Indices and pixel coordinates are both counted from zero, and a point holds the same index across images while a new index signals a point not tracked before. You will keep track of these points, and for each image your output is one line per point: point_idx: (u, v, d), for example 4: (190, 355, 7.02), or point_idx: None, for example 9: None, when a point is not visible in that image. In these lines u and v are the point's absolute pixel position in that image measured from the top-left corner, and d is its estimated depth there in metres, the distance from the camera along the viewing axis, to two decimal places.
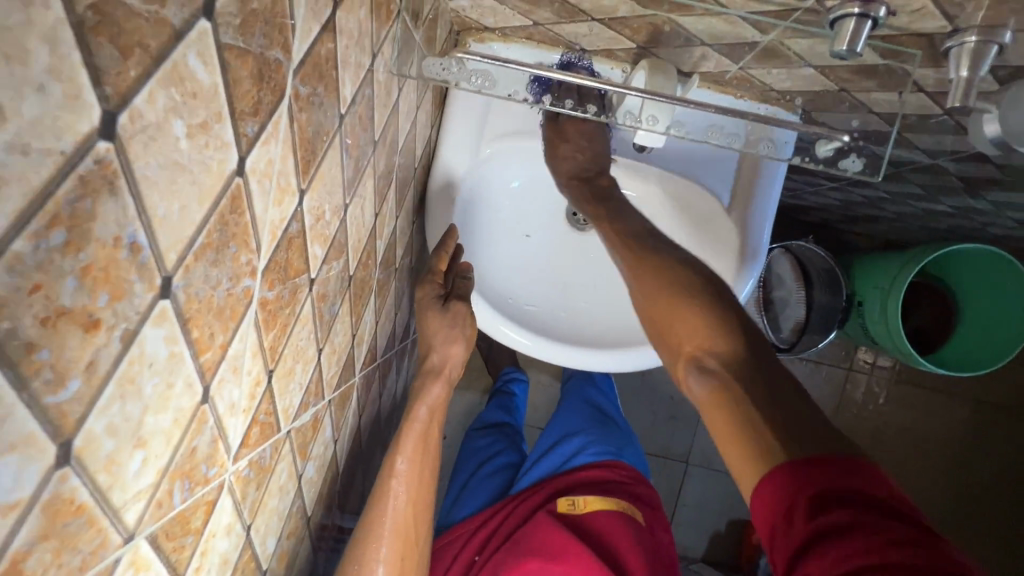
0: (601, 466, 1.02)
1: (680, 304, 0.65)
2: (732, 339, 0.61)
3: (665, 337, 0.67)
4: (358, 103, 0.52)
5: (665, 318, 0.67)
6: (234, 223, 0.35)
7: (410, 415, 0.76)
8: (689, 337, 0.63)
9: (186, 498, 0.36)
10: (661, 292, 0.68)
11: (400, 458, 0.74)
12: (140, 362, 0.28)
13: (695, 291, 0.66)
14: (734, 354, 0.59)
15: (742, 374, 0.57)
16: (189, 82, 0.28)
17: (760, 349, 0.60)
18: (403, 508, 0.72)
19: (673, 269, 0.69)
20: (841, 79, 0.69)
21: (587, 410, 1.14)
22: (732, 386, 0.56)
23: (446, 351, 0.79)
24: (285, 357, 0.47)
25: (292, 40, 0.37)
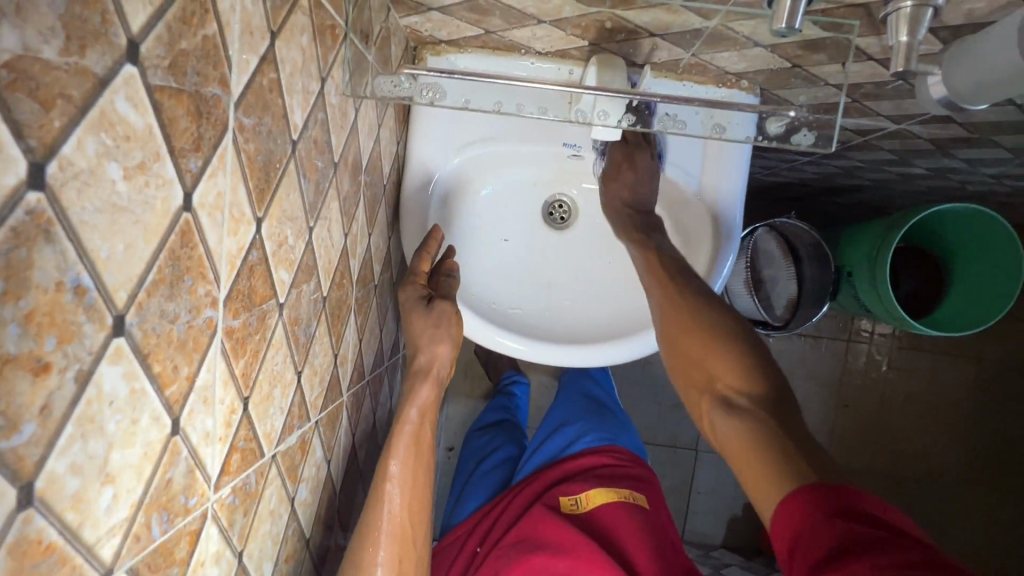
0: (600, 455, 1.02)
1: (714, 346, 0.70)
2: (761, 379, 0.66)
3: (695, 374, 0.72)
4: (311, 128, 0.53)
5: (697, 355, 0.72)
6: (187, 257, 0.36)
7: (403, 416, 0.76)
8: (722, 374, 0.69)
9: (165, 530, 0.36)
10: (695, 334, 0.73)
11: (394, 460, 0.74)
12: (99, 402, 0.29)
13: (729, 336, 0.71)
14: (762, 396, 0.65)
15: (770, 416, 0.62)
16: (120, 126, 0.29)
17: (785, 391, 0.66)
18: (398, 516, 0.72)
19: (712, 314, 0.74)
20: (792, 56, 0.71)
21: (582, 402, 1.16)
22: (762, 425, 0.61)
23: (434, 350, 0.79)
24: (260, 383, 0.47)
25: (229, 74, 0.38)
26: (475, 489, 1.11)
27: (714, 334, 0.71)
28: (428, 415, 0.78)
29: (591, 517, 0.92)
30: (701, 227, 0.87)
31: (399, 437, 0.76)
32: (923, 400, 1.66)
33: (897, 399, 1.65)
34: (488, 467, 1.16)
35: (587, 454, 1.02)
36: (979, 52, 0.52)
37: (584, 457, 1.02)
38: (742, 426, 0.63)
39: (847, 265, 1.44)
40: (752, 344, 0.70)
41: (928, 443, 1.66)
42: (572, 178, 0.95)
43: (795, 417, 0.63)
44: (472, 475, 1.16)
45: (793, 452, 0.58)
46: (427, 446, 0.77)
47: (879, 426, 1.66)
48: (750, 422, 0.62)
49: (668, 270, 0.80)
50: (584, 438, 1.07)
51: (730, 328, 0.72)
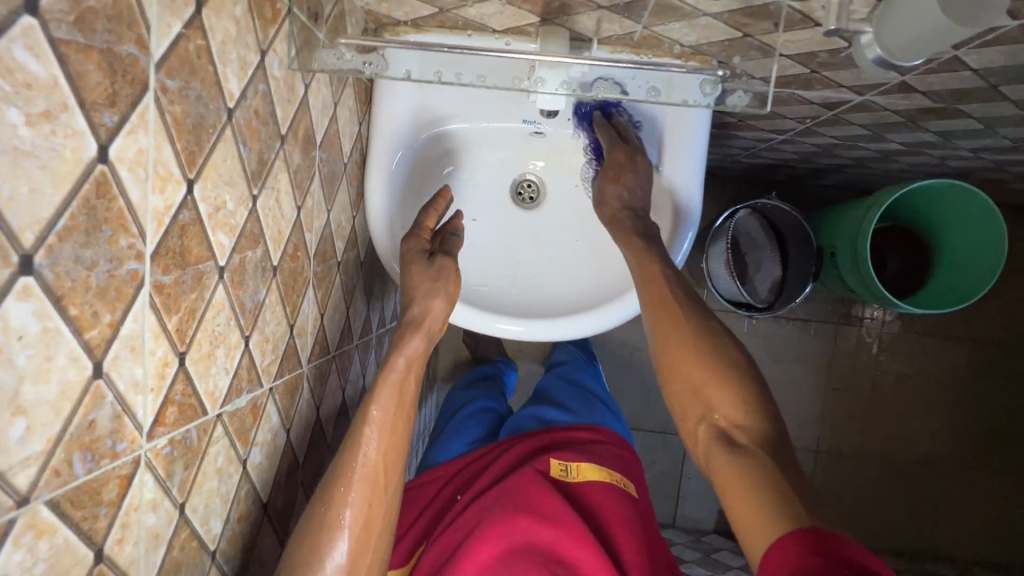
0: (593, 434, 1.02)
1: (716, 378, 0.67)
2: (760, 417, 0.65)
3: (693, 401, 0.69)
4: (251, 98, 0.54)
5: (697, 385, 0.69)
6: (104, 208, 0.37)
7: (388, 365, 0.74)
8: (723, 406, 0.66)
9: (90, 469, 0.38)
10: (699, 360, 0.69)
11: (376, 405, 0.72)
12: (6, 334, 0.31)
13: (734, 367, 0.68)
14: (762, 439, 0.63)
15: (771, 462, 0.60)
16: (19, 73, 0.31)
17: (787, 440, 0.64)
18: (375, 455, 0.70)
19: (718, 343, 0.70)
20: (741, 25, 0.71)
21: (573, 389, 1.18)
22: (760, 470, 0.59)
23: (427, 304, 0.80)
24: (199, 342, 0.49)
25: (148, 36, 0.40)
26: (461, 438, 1.12)
27: (720, 365, 0.68)
28: (415, 367, 0.76)
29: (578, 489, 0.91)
30: (664, 200, 0.91)
31: (382, 384, 0.73)
32: (915, 382, 1.64)
33: (888, 382, 1.65)
34: (476, 421, 1.16)
35: (581, 430, 1.03)
36: (903, 11, 0.52)
37: (578, 431, 1.02)
38: (744, 466, 0.60)
39: (829, 245, 1.43)
40: (757, 382, 0.67)
41: (922, 424, 1.65)
42: (537, 156, 0.95)
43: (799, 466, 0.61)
44: (458, 425, 1.16)
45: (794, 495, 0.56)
46: (411, 393, 0.75)
47: (869, 409, 1.66)
48: (752, 464, 0.60)
49: (676, 296, 0.76)
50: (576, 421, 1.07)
51: (737, 360, 0.69)
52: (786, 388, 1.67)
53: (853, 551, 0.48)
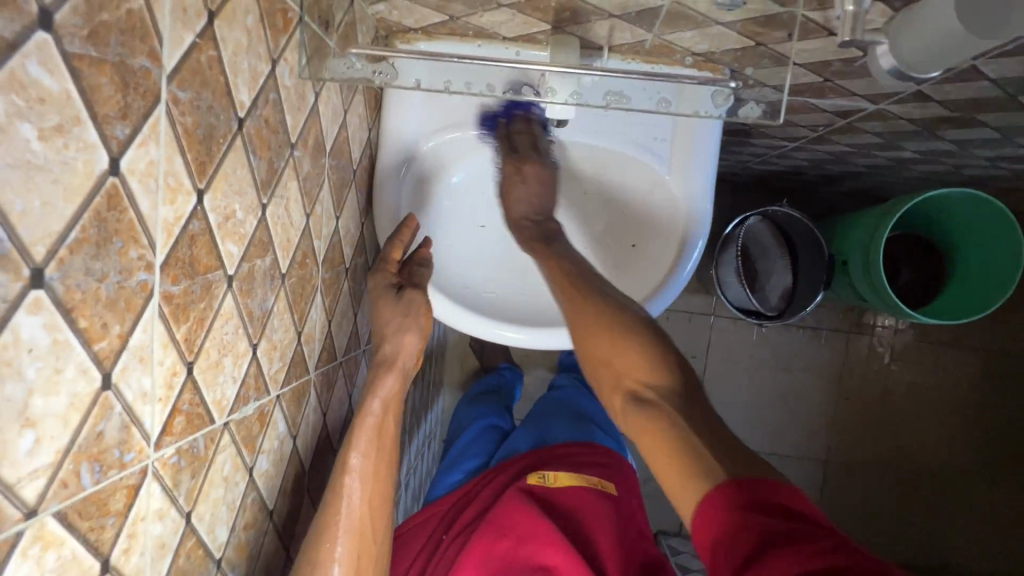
0: (579, 445, 1.03)
1: (622, 347, 0.72)
2: (664, 373, 0.69)
3: (608, 372, 0.74)
4: (262, 107, 0.55)
5: (608, 358, 0.73)
6: (115, 220, 0.37)
7: (365, 408, 0.77)
8: (632, 371, 0.71)
9: (98, 480, 0.38)
10: (602, 331, 0.74)
11: (355, 454, 0.75)
12: (16, 348, 0.31)
13: (634, 333, 0.73)
14: (669, 392, 0.67)
15: (677, 411, 0.65)
16: (33, 88, 0.31)
17: (693, 388, 0.68)
18: (359, 505, 0.73)
19: (614, 311, 0.75)
20: (754, 33, 0.70)
21: (570, 404, 1.17)
22: (669, 424, 0.64)
23: (398, 341, 0.81)
24: (207, 351, 0.49)
25: (160, 49, 0.40)
26: (459, 464, 1.13)
27: (620, 334, 0.73)
28: (392, 407, 0.79)
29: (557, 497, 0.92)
30: (672, 210, 0.87)
31: (360, 429, 0.77)
32: (927, 392, 1.62)
33: (900, 392, 1.62)
34: (472, 441, 1.18)
35: (566, 444, 1.03)
36: (921, 18, 0.51)
37: (562, 445, 1.03)
38: (652, 420, 0.65)
39: (843, 253, 1.41)
40: (652, 339, 0.72)
41: (933, 434, 1.62)
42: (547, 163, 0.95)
43: (704, 409, 0.66)
44: (455, 447, 1.18)
45: (699, 443, 0.60)
46: (389, 435, 0.78)
47: (880, 419, 1.64)
48: (659, 420, 0.64)
49: (582, 277, 0.80)
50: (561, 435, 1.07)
51: (641, 324, 0.74)
52: (793, 396, 1.65)
53: (765, 494, 0.53)
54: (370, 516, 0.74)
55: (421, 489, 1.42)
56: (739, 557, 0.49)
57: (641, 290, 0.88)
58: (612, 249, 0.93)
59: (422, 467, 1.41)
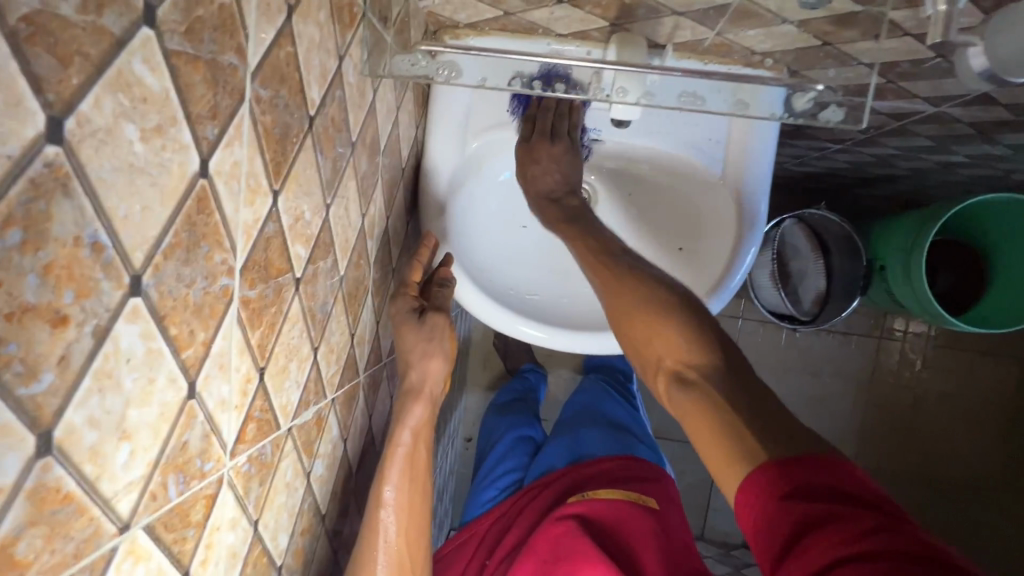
0: (615, 463, 1.00)
1: (656, 323, 0.67)
2: (707, 351, 0.63)
3: (645, 353, 0.69)
4: (329, 105, 0.53)
5: (643, 337, 0.68)
6: (203, 223, 0.36)
7: (395, 441, 0.76)
8: (669, 352, 0.65)
9: (182, 491, 0.37)
10: (635, 308, 0.70)
11: (389, 486, 0.74)
12: (116, 358, 0.30)
13: (669, 308, 0.67)
14: (710, 369, 0.61)
15: (724, 389, 0.58)
16: (137, 87, 0.29)
17: (741, 366, 0.62)
18: (394, 542, 0.73)
19: (650, 286, 0.71)
20: (823, 33, 0.68)
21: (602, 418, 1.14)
22: (716, 401, 0.57)
23: (425, 368, 0.80)
24: (277, 355, 0.48)
25: (246, 45, 0.38)
26: (493, 481, 1.12)
27: (654, 308, 0.68)
28: (421, 435, 0.79)
29: (597, 515, 0.89)
30: (724, 215, 0.84)
31: (392, 461, 0.76)
32: (958, 401, 1.58)
33: (930, 400, 1.58)
34: (503, 455, 1.16)
35: (601, 462, 1.01)
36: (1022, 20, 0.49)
37: (595, 465, 1.00)
38: (693, 398, 0.59)
39: (880, 258, 1.37)
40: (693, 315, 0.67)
41: (963, 444, 1.59)
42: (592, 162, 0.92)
43: (754, 385, 0.59)
44: (487, 463, 1.16)
45: (744, 423, 0.54)
46: (420, 466, 0.78)
47: (909, 426, 1.60)
48: (701, 397, 0.59)
49: (610, 257, 0.77)
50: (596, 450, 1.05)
51: (678, 300, 0.69)
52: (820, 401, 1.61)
53: (809, 474, 0.48)
54: (407, 544, 0.74)
55: (447, 487, 1.39)
56: (775, 546, 0.46)
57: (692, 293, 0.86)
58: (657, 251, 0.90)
59: (447, 465, 1.38)
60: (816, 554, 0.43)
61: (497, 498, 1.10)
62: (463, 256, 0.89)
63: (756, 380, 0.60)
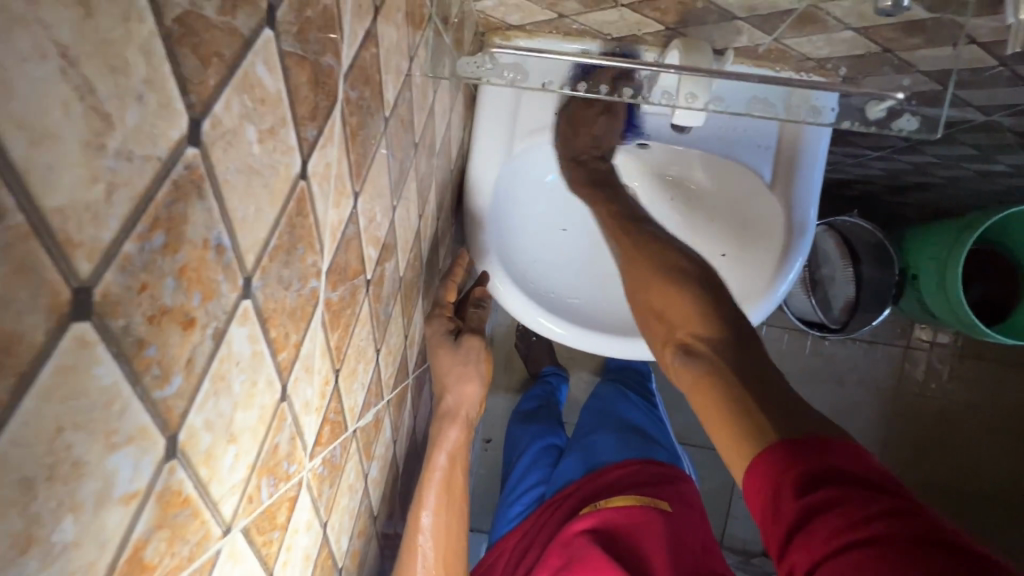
0: (631, 468, 0.96)
1: (671, 293, 0.65)
2: (722, 327, 0.60)
3: (659, 323, 0.67)
4: (400, 106, 0.53)
5: (657, 309, 0.67)
6: (301, 225, 0.36)
7: (432, 464, 0.76)
8: (682, 323, 0.63)
9: (272, 493, 0.37)
10: (650, 277, 0.69)
11: (426, 510, 0.74)
12: (229, 360, 0.30)
13: (684, 280, 0.66)
14: (719, 342, 0.59)
15: (728, 363, 0.56)
16: (258, 89, 0.29)
17: (755, 343, 0.59)
18: (431, 568, 0.72)
19: (664, 258, 0.70)
20: (886, 39, 0.67)
21: (620, 422, 1.10)
22: (720, 371, 0.56)
23: (460, 391, 0.79)
24: (348, 358, 0.48)
25: (342, 46, 0.38)
26: (519, 496, 1.07)
27: (667, 281, 0.67)
28: (457, 460, 0.78)
29: (609, 523, 0.87)
30: (771, 222, 0.83)
31: (429, 483, 0.75)
32: (987, 414, 1.48)
33: (957, 413, 1.48)
34: (528, 467, 1.12)
35: (617, 469, 0.97)
36: None
37: (610, 472, 0.97)
38: (699, 368, 0.57)
39: (913, 267, 1.31)
40: (710, 291, 0.65)
41: (994, 461, 1.48)
42: (638, 168, 0.91)
43: (762, 363, 0.56)
44: (513, 476, 1.12)
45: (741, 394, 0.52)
46: (457, 491, 0.77)
47: (939, 438, 1.49)
48: (705, 368, 0.57)
49: (623, 231, 0.77)
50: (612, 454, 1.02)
51: (691, 274, 0.67)
52: (845, 412, 1.50)
53: (816, 462, 0.44)
54: (444, 568, 0.73)
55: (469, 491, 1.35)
56: (778, 537, 0.43)
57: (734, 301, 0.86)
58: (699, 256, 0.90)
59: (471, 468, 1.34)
60: (817, 541, 0.39)
61: (523, 515, 1.05)
62: (506, 258, 0.88)
63: (766, 356, 0.58)
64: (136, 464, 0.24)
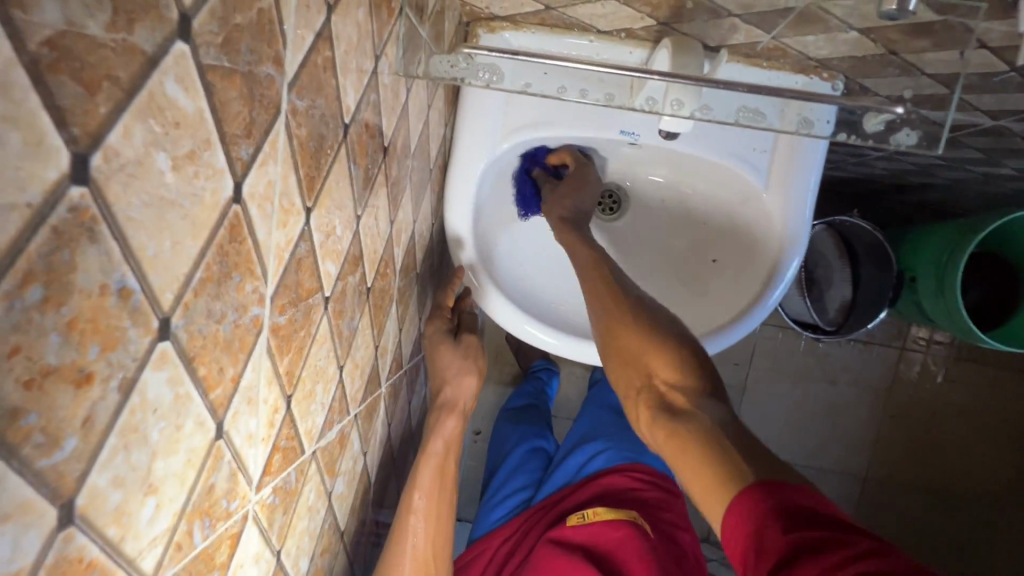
0: (621, 477, 0.95)
1: (652, 346, 0.60)
2: (692, 375, 0.57)
3: (630, 373, 0.62)
4: (363, 110, 0.50)
5: (634, 353, 0.61)
6: (236, 252, 0.33)
7: (427, 448, 0.78)
8: (659, 370, 0.59)
9: (207, 535, 0.35)
10: (625, 328, 0.63)
11: (418, 493, 0.76)
12: (142, 410, 0.27)
13: (660, 327, 0.61)
14: (700, 394, 0.55)
15: (717, 419, 0.52)
16: (170, 111, 0.26)
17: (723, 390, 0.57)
18: (420, 546, 0.74)
19: (652, 309, 0.65)
20: (890, 42, 0.63)
21: (611, 417, 1.07)
22: (708, 429, 0.51)
23: (460, 382, 0.81)
24: (303, 381, 0.45)
25: (284, 52, 0.35)
26: (502, 501, 1.05)
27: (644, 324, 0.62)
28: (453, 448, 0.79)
29: (595, 536, 0.85)
30: (766, 226, 0.79)
31: (425, 465, 0.77)
32: (982, 416, 1.44)
33: (951, 414, 1.45)
34: (515, 469, 1.08)
35: (605, 476, 0.96)
36: None
37: (602, 479, 0.95)
38: (685, 427, 0.52)
39: (910, 269, 1.28)
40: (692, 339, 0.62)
41: (986, 462, 1.45)
42: (627, 168, 0.88)
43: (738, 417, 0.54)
44: (499, 476, 1.09)
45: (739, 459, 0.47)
46: (452, 475, 0.78)
47: (925, 440, 1.46)
48: (689, 423, 0.52)
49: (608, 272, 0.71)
50: (603, 455, 1.00)
51: (667, 324, 0.62)
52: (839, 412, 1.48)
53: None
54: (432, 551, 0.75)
55: None
56: None
57: (723, 315, 0.81)
58: (691, 259, 0.87)
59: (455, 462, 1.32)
60: None
61: (506, 519, 1.03)
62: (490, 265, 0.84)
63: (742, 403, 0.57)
64: (17, 542, 0.22)
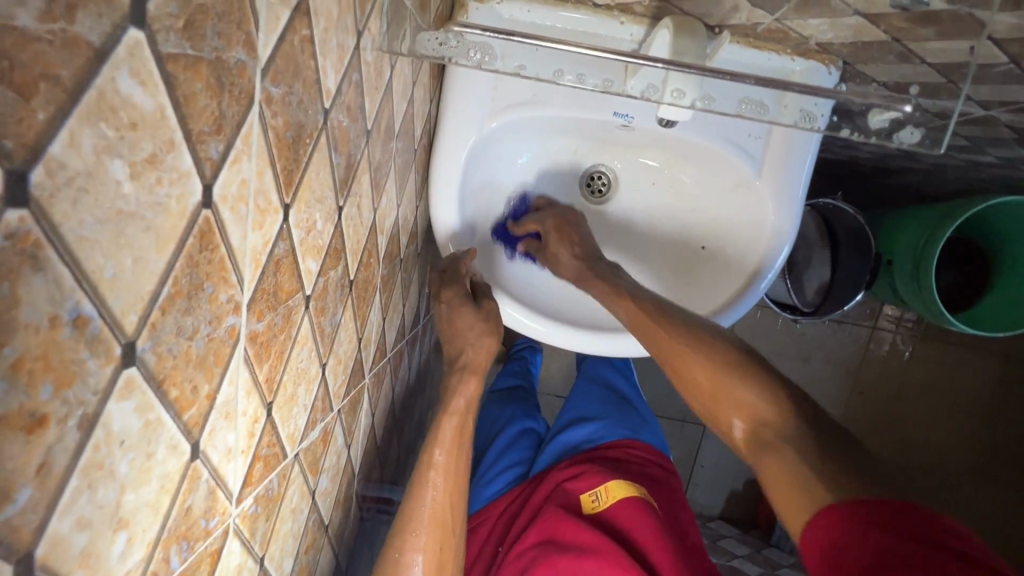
0: (619, 450, 0.96)
1: (725, 378, 0.63)
2: (775, 403, 0.59)
3: (713, 413, 0.65)
4: (345, 92, 0.46)
5: (711, 395, 0.64)
6: (207, 261, 0.30)
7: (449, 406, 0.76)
8: (740, 409, 0.61)
9: (185, 558, 0.33)
10: (699, 366, 0.66)
11: (439, 449, 0.74)
12: (107, 444, 0.25)
13: (732, 364, 0.63)
14: (789, 425, 0.57)
15: (806, 446, 0.55)
16: (124, 111, 0.22)
17: (816, 411, 0.58)
18: (440, 499, 0.72)
19: (711, 336, 0.67)
20: (895, 29, 0.61)
21: (600, 392, 1.09)
22: (796, 463, 0.54)
23: (482, 345, 0.78)
24: (285, 385, 0.43)
25: (256, 34, 0.31)
26: (497, 475, 1.03)
27: (731, 373, 0.62)
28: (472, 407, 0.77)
29: (609, 516, 0.83)
30: (759, 212, 0.78)
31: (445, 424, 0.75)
32: (942, 394, 1.50)
33: (914, 392, 1.51)
34: (505, 449, 1.07)
35: (614, 448, 0.96)
36: None
37: (604, 451, 0.95)
38: (786, 464, 0.54)
39: (888, 252, 1.29)
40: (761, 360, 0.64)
41: (943, 438, 1.51)
42: (617, 150, 0.84)
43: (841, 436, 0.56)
44: (487, 458, 1.07)
45: (825, 479, 0.51)
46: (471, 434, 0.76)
47: (887, 415, 1.53)
48: (779, 458, 0.55)
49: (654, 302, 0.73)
50: (602, 432, 1.01)
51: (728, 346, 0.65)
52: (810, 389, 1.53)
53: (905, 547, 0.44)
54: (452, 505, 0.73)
55: None
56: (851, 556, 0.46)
57: (713, 303, 0.81)
58: (679, 247, 0.85)
59: None
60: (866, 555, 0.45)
61: (502, 490, 1.01)
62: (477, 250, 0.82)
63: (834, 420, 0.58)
64: None
